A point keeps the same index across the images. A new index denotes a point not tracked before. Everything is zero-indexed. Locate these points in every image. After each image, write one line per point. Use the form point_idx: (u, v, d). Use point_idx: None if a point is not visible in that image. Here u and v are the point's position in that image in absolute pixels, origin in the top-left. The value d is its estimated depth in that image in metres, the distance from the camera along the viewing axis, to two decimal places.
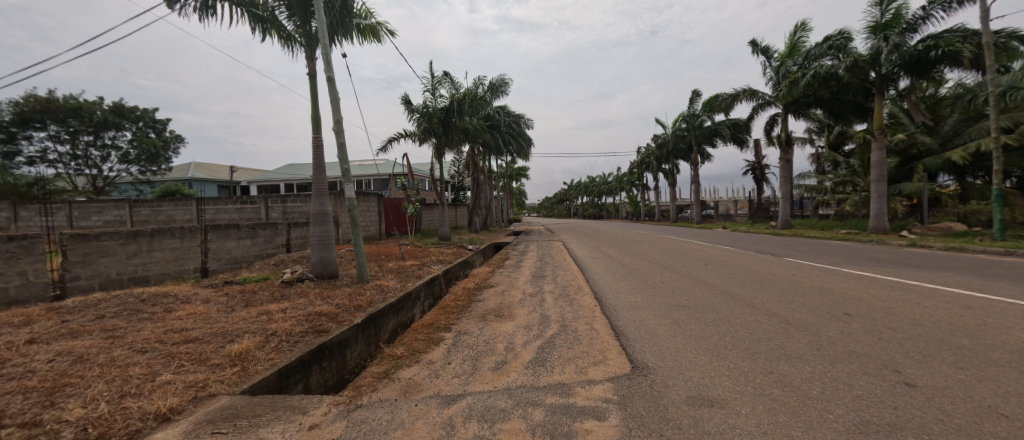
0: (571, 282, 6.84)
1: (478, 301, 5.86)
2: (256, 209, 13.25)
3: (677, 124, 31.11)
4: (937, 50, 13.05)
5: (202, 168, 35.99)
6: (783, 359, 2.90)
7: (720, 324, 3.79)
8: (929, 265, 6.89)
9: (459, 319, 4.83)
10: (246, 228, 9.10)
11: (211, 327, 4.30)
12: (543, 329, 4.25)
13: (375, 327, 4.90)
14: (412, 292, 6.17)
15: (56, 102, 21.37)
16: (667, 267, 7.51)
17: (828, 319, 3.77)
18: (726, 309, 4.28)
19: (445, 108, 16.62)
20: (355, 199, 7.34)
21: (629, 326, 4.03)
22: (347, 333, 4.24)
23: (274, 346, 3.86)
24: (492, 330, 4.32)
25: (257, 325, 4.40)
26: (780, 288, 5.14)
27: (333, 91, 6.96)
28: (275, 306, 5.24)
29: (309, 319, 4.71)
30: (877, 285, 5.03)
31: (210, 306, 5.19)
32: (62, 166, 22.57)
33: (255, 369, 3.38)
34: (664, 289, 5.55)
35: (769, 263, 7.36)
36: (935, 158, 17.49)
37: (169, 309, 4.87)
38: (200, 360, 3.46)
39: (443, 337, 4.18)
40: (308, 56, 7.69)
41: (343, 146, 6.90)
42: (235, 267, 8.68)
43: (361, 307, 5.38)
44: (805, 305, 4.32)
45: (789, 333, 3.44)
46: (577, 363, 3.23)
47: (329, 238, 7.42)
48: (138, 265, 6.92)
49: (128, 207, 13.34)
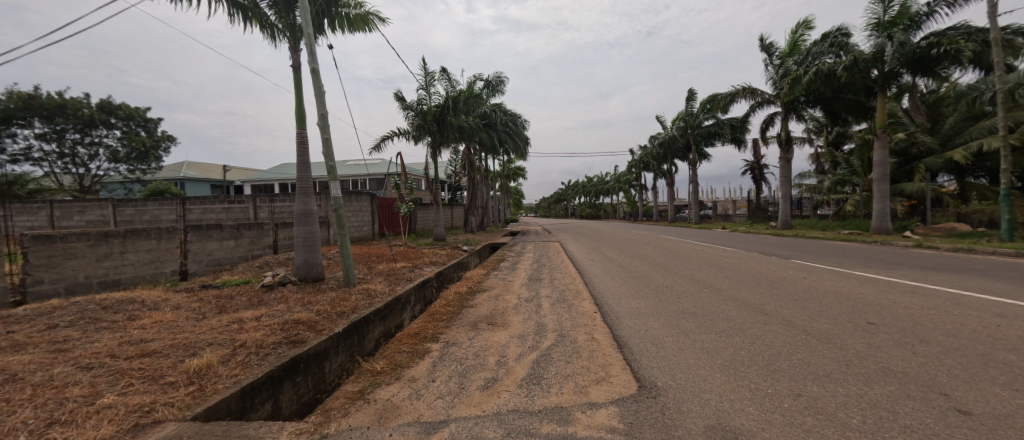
0: (570, 286, 6.47)
1: (470, 307, 5.50)
2: (244, 209, 12.80)
3: (676, 123, 30.80)
4: (939, 48, 12.76)
5: (195, 168, 35.48)
6: (811, 378, 2.55)
7: (733, 335, 3.45)
8: (943, 267, 6.58)
9: (448, 327, 4.48)
10: (230, 228, 8.70)
11: (173, 338, 3.90)
12: (538, 339, 3.88)
13: (359, 335, 4.54)
14: (400, 297, 5.80)
15: (41, 99, 20.88)
16: (670, 270, 7.14)
17: (851, 329, 3.43)
18: (737, 317, 3.95)
19: (440, 106, 16.25)
20: (341, 198, 6.95)
21: (632, 337, 3.66)
22: (325, 344, 3.87)
23: (241, 360, 3.48)
24: (483, 341, 3.95)
25: (225, 336, 4.00)
26: (791, 294, 4.82)
27: (318, 84, 6.57)
28: (249, 313, 4.84)
29: (285, 328, 4.32)
30: (895, 290, 4.71)
31: (179, 313, 4.81)
32: (48, 165, 22.05)
33: (214, 388, 2.98)
34: (667, 295, 5.22)
35: (776, 265, 7.01)
36: (936, 158, 17.27)
37: (132, 318, 4.48)
38: (152, 378, 3.07)
39: (430, 348, 3.81)
40: (292, 47, 7.31)
41: (327, 142, 6.52)
42: (217, 270, 8.27)
43: (344, 314, 4.99)
44: (823, 312, 3.98)
45: (811, 346, 3.09)
46: (576, 381, 2.87)
47: (314, 239, 7.01)
48: (110, 267, 6.52)
49: (112, 206, 12.85)
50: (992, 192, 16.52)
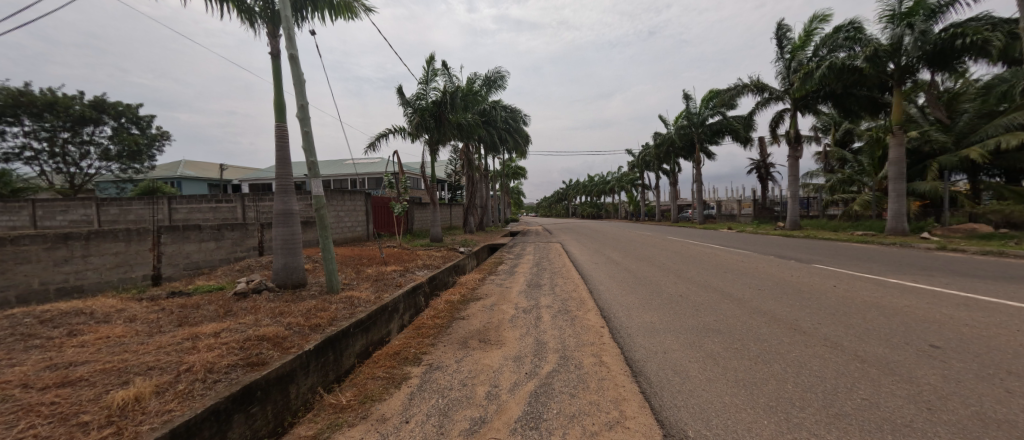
0: (572, 295, 5.88)
1: (462, 319, 4.90)
2: (232, 208, 12.22)
3: (678, 121, 30.05)
4: (962, 40, 12.09)
5: (191, 166, 34.95)
6: (891, 431, 1.96)
7: (771, 361, 2.88)
8: (979, 273, 6.01)
9: (434, 346, 3.92)
10: (209, 229, 8.11)
11: (109, 360, 3.32)
12: (537, 363, 3.29)
13: (336, 351, 3.98)
14: (386, 305, 5.21)
15: (31, 96, 20.37)
16: (682, 276, 6.50)
17: (914, 356, 2.83)
18: (770, 337, 3.38)
19: (438, 102, 15.69)
20: (323, 196, 6.37)
21: (648, 362, 3.09)
22: (290, 365, 3.30)
23: (179, 392, 2.89)
24: (472, 364, 3.37)
25: (172, 357, 3.41)
26: (827, 306, 4.22)
27: (297, 71, 5.99)
28: (209, 327, 4.26)
29: (245, 347, 3.74)
30: (943, 303, 4.13)
31: (131, 327, 4.25)
32: (39, 164, 21.52)
33: (135, 431, 2.39)
34: (683, 306, 4.62)
35: (799, 271, 6.41)
36: (951, 157, 16.56)
37: (72, 333, 3.93)
38: (62, 418, 2.50)
39: (408, 374, 3.23)
40: (271, 33, 6.74)
41: (308, 135, 5.95)
42: (195, 274, 7.71)
43: (319, 327, 4.40)
44: (870, 331, 3.38)
45: (873, 380, 2.50)
46: (584, 424, 2.29)
47: (295, 242, 6.46)
48: (71, 273, 5.97)
49: (95, 206, 12.19)
50: (1010, 192, 15.81)
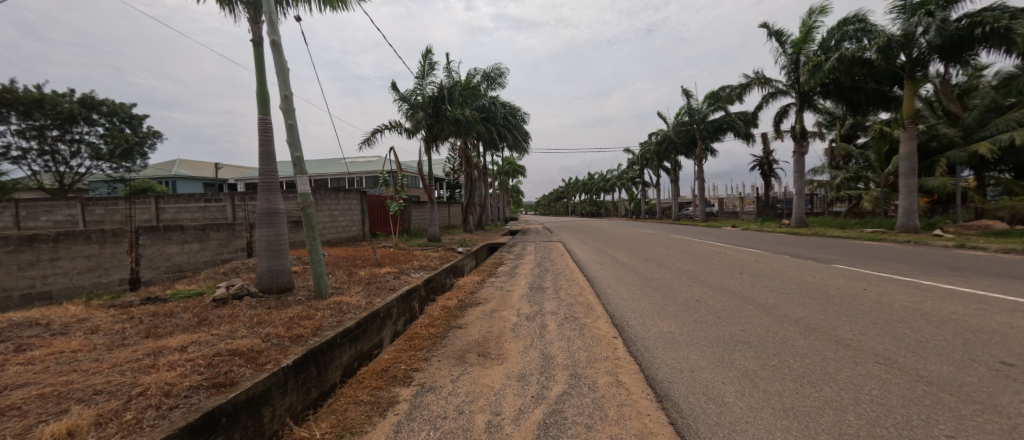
0: (578, 299, 5.47)
1: (459, 328, 4.47)
2: (221, 208, 11.72)
3: (679, 118, 29.58)
4: (982, 28, 11.64)
5: (185, 165, 34.33)
6: None
7: (821, 384, 2.45)
8: (1016, 274, 5.55)
9: (427, 361, 3.49)
10: (193, 230, 7.66)
11: (51, 383, 2.87)
12: (544, 384, 2.86)
13: (319, 365, 3.54)
14: (377, 312, 4.77)
15: (16, 93, 19.74)
16: (696, 279, 6.04)
17: (988, 376, 2.41)
18: (811, 351, 2.96)
19: (434, 96, 15.18)
20: (310, 194, 5.91)
21: (673, 382, 2.67)
22: (266, 383, 2.88)
23: (125, 422, 2.43)
24: (469, 384, 2.96)
25: (126, 378, 2.98)
26: (864, 313, 3.81)
27: (280, 59, 5.53)
28: (177, 340, 3.81)
29: (213, 363, 3.30)
30: (995, 309, 3.69)
31: (90, 340, 3.80)
32: (27, 163, 20.96)
33: None
34: (701, 314, 4.19)
35: (821, 272, 5.98)
36: (959, 152, 16.01)
37: (20, 349, 3.48)
38: None
39: (396, 398, 2.81)
40: (252, 19, 6.29)
41: (292, 128, 5.50)
42: (178, 277, 7.27)
43: (300, 338, 3.95)
44: (924, 345, 2.95)
45: (952, 410, 2.08)
46: None
47: (280, 243, 6.02)
48: (38, 277, 5.48)
49: (80, 206, 11.66)
50: (1020, 188, 15.31)
